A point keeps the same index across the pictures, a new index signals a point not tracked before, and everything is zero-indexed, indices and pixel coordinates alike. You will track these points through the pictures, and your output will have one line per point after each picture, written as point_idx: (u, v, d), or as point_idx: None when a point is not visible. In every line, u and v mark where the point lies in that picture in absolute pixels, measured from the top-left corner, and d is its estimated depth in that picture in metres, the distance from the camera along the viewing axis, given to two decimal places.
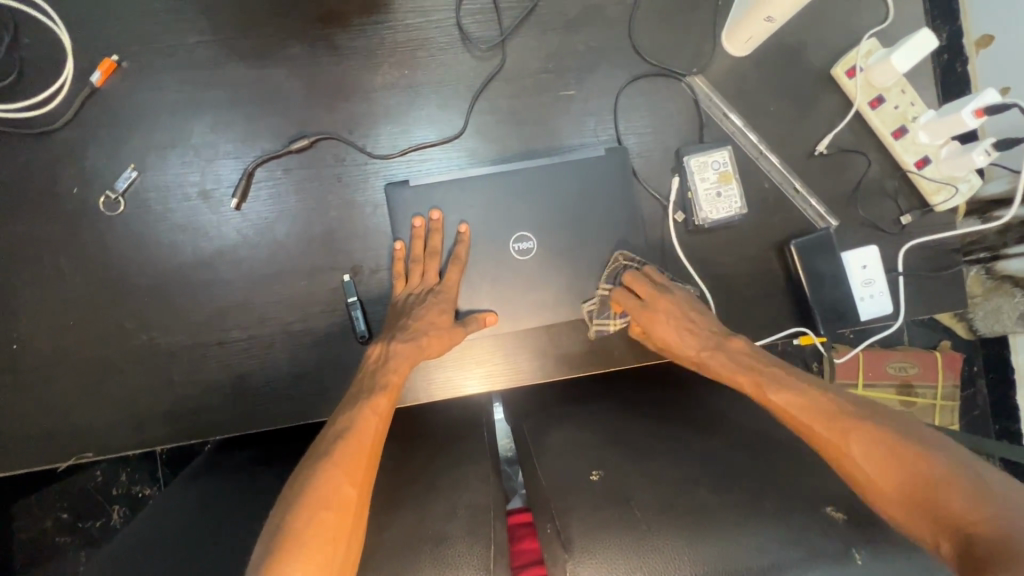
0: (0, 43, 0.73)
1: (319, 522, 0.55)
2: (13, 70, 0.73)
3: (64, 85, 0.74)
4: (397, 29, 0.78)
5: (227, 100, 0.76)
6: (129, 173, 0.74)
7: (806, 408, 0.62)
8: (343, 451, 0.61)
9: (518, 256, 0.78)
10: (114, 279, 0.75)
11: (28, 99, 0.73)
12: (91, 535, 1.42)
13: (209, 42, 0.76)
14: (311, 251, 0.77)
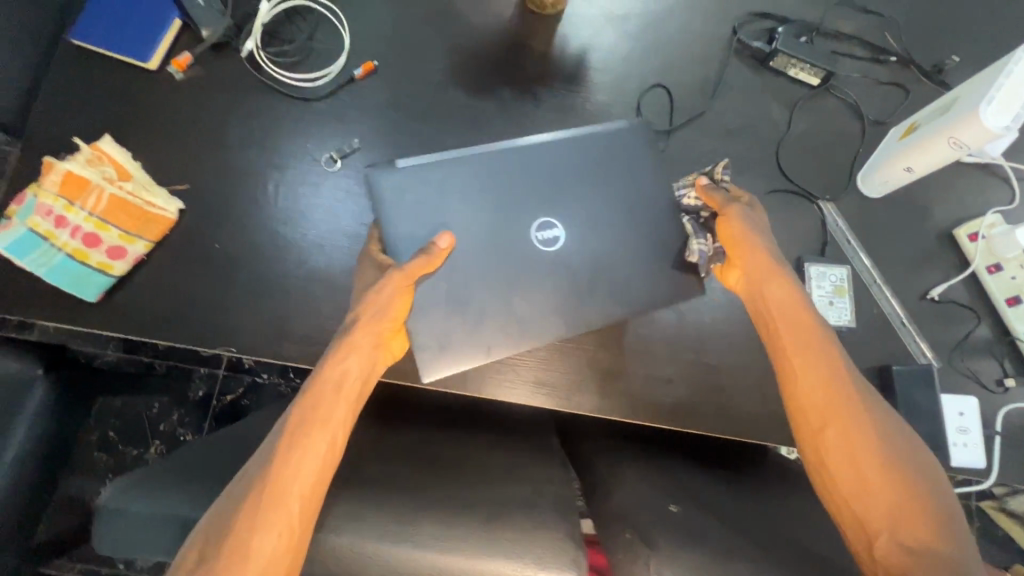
0: (302, 33, 0.96)
1: (276, 471, 0.56)
2: (302, 52, 0.96)
3: (332, 73, 0.95)
4: (589, 100, 0.97)
5: (444, 113, 0.95)
6: (354, 145, 0.93)
7: (827, 386, 0.66)
8: (310, 413, 0.62)
9: (546, 244, 0.80)
10: (310, 219, 0.90)
11: (303, 74, 0.95)
12: (122, 461, 1.54)
13: (444, 71, 0.97)
14: None
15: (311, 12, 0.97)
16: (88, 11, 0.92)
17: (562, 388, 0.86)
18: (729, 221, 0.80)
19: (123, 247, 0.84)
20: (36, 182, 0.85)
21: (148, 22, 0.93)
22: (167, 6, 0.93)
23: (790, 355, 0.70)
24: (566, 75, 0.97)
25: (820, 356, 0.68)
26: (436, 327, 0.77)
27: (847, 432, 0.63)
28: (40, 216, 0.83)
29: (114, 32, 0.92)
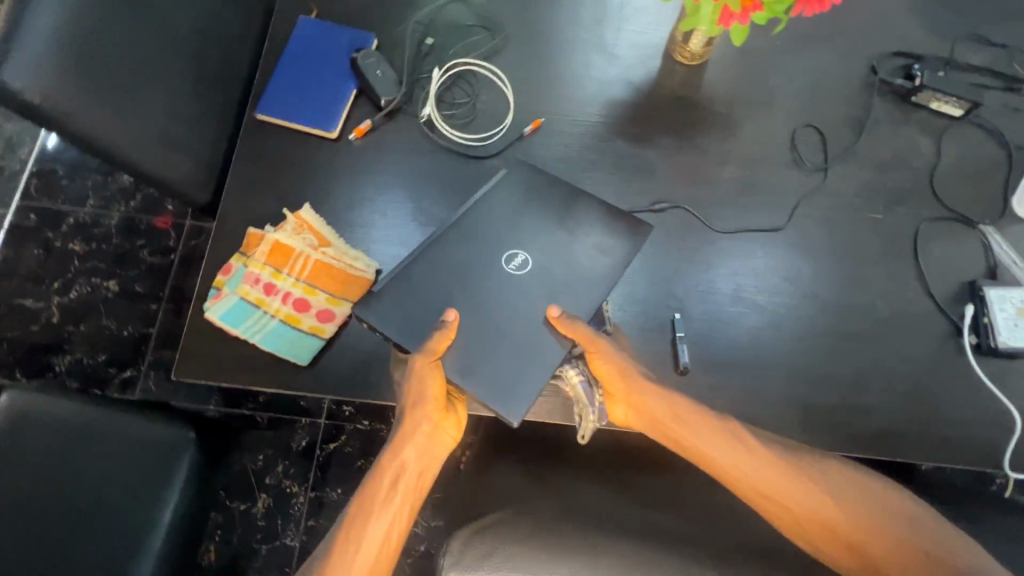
0: (467, 94, 1.01)
1: (358, 563, 0.71)
2: (469, 113, 1.00)
3: (503, 130, 1.00)
4: (744, 144, 1.01)
5: (610, 163, 0.99)
6: None
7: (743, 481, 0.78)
8: (381, 508, 0.75)
9: (520, 268, 0.83)
10: None
11: (475, 133, 0.99)
12: (232, 516, 1.65)
13: (604, 124, 1.02)
14: (651, 288, 0.93)
15: (471, 74, 1.02)
16: (270, 88, 0.98)
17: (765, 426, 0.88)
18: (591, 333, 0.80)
19: (331, 309, 0.86)
20: (242, 252, 0.89)
21: (328, 94, 0.98)
22: (345, 81, 0.98)
23: (746, 460, 0.77)
24: (719, 121, 1.02)
25: (703, 426, 0.79)
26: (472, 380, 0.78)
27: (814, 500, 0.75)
28: (250, 284, 0.87)
29: (297, 107, 0.97)
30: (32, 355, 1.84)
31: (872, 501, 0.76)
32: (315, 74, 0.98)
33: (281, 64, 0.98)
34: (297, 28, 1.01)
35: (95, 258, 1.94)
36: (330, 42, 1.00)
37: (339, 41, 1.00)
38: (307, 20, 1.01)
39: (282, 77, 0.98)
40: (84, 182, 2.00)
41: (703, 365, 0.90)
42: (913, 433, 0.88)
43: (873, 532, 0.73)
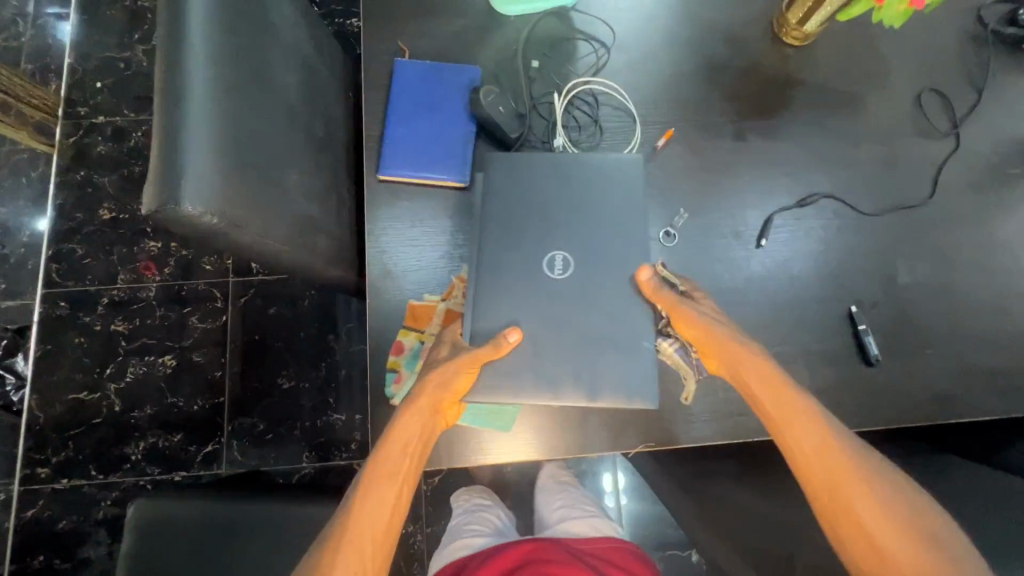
0: (590, 115, 0.96)
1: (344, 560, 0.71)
2: (597, 134, 0.96)
3: (635, 147, 0.96)
4: (873, 118, 0.99)
5: (747, 162, 0.97)
6: (682, 214, 0.94)
7: (801, 458, 0.73)
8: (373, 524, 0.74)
9: (567, 268, 0.81)
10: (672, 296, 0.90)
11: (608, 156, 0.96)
12: None
13: (731, 122, 0.98)
14: (821, 285, 0.92)
15: (587, 93, 0.97)
16: (386, 144, 0.91)
17: (958, 400, 0.89)
18: (675, 298, 0.79)
19: None
20: (408, 328, 0.85)
21: (452, 139, 0.91)
22: (464, 122, 0.92)
23: (813, 453, 0.72)
24: (843, 100, 1.00)
25: (802, 425, 0.73)
26: (569, 391, 0.77)
27: (872, 512, 0.68)
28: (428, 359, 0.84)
29: (420, 158, 0.90)
30: (104, 449, 1.75)
31: (898, 488, 0.69)
32: (429, 121, 0.92)
33: (390, 117, 0.92)
34: (394, 76, 0.95)
35: (143, 335, 1.83)
36: (440, 85, 0.94)
37: (446, 82, 0.94)
38: (404, 64, 0.94)
39: (395, 130, 0.91)
40: (108, 257, 1.87)
41: (888, 352, 0.90)
42: None
43: (902, 552, 0.65)
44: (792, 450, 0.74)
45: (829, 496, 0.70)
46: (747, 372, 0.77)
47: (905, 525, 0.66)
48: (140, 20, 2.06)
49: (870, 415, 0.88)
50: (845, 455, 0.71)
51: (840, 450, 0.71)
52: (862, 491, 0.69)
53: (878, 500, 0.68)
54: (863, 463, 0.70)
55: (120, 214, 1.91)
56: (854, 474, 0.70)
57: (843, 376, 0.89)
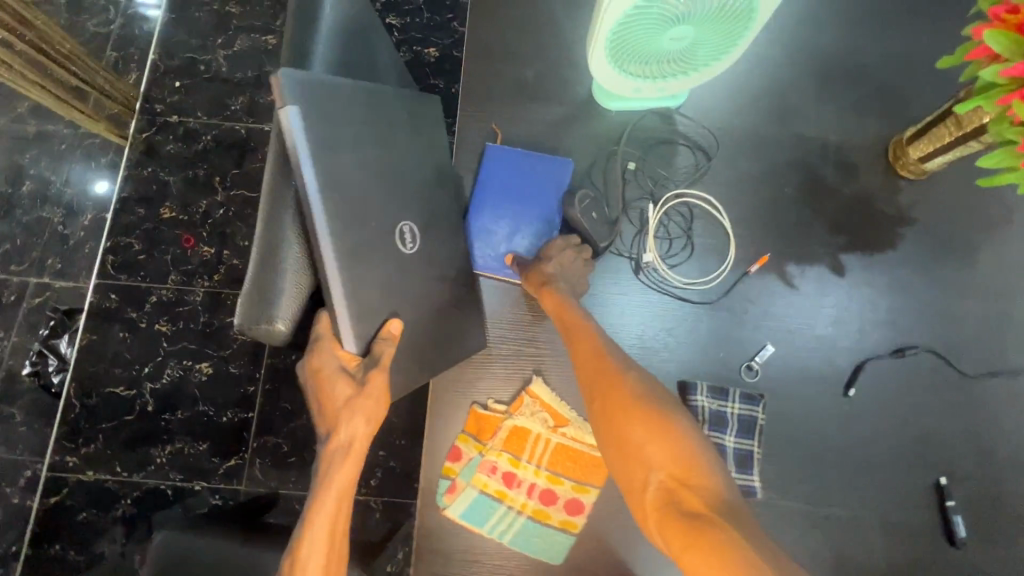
0: (680, 229, 0.93)
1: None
2: (684, 250, 0.92)
3: (728, 268, 0.91)
4: (985, 270, 0.92)
5: (843, 300, 0.91)
6: (767, 349, 0.88)
7: (608, 394, 0.68)
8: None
9: (407, 244, 0.72)
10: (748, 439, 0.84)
11: (694, 275, 0.92)
12: None
13: (830, 254, 0.93)
14: (910, 448, 0.85)
15: (679, 205, 0.94)
16: (472, 234, 0.88)
17: None
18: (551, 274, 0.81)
19: (579, 498, 0.79)
20: (469, 435, 0.81)
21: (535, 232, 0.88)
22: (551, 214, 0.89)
23: (595, 373, 0.71)
24: (954, 245, 0.93)
25: (576, 326, 0.77)
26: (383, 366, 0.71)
27: (637, 398, 0.66)
28: (486, 474, 0.79)
29: (502, 250, 0.88)
30: (133, 447, 1.71)
31: (689, 425, 0.65)
32: (515, 213, 0.89)
33: (478, 205, 0.88)
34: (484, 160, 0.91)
35: (185, 339, 1.77)
36: (529, 169, 0.89)
37: (537, 168, 0.89)
38: (495, 149, 0.90)
39: (481, 220, 0.88)
40: (162, 256, 1.81)
41: (980, 537, 0.82)
42: None
43: (648, 447, 0.63)
44: (601, 381, 0.70)
45: (618, 444, 0.65)
46: (583, 336, 0.76)
47: (687, 446, 0.62)
48: (225, 26, 1.94)
49: None
50: (629, 387, 0.68)
51: (623, 386, 0.68)
52: (632, 407, 0.65)
53: (653, 414, 0.65)
54: (647, 394, 0.67)
55: (180, 215, 1.82)
56: (643, 395, 0.67)
57: (923, 555, 0.82)
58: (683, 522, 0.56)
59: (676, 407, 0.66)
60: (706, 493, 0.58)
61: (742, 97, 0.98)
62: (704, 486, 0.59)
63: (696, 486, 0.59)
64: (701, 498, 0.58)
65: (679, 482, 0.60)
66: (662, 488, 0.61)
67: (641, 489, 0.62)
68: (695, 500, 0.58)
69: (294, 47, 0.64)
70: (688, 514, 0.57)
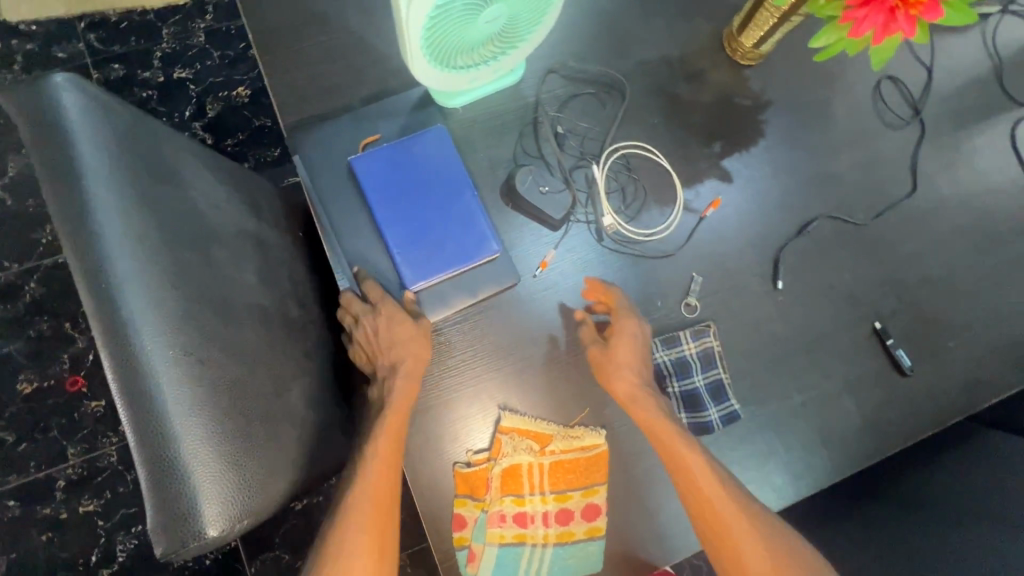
0: (629, 183, 0.91)
1: (371, 497, 0.73)
2: (641, 203, 0.90)
3: (679, 210, 0.91)
4: (841, 123, 0.98)
5: (741, 203, 0.93)
6: (696, 279, 0.89)
7: (712, 508, 0.74)
8: (374, 479, 0.73)
9: None
10: (713, 369, 0.86)
11: (656, 224, 0.90)
12: None
13: (714, 165, 0.94)
14: (842, 310, 0.92)
15: (620, 163, 0.91)
16: (400, 260, 0.80)
17: (988, 381, 0.92)
18: (632, 391, 0.78)
19: (592, 501, 0.78)
20: (465, 497, 0.77)
21: (464, 235, 0.81)
22: (472, 191, 0.82)
23: (690, 476, 0.75)
24: (810, 112, 0.98)
25: (662, 427, 0.77)
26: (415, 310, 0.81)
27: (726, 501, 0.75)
28: (499, 526, 0.76)
29: (451, 251, 0.81)
30: None
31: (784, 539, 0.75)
32: (444, 211, 0.81)
33: (394, 224, 0.80)
34: (358, 175, 0.82)
35: (122, 505, 1.51)
36: (425, 166, 0.82)
37: (430, 154, 0.83)
38: (366, 158, 0.81)
39: (403, 243, 0.80)
40: (49, 436, 1.52)
41: (919, 357, 0.91)
42: None
43: (757, 557, 0.73)
44: (697, 494, 0.75)
45: (733, 553, 0.74)
46: (676, 443, 0.76)
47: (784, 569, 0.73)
48: None
49: (920, 425, 0.90)
50: (736, 510, 0.74)
51: (733, 507, 0.75)
52: (740, 531, 0.74)
53: (750, 530, 0.74)
54: (750, 526, 0.74)
55: (44, 382, 1.54)
56: (745, 520, 0.74)
57: (887, 395, 0.90)
58: None
59: (772, 525, 0.75)
60: None
61: (573, 46, 0.95)
62: None
63: None
64: None
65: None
66: None
67: None
68: None
69: (64, 210, 0.51)
70: None
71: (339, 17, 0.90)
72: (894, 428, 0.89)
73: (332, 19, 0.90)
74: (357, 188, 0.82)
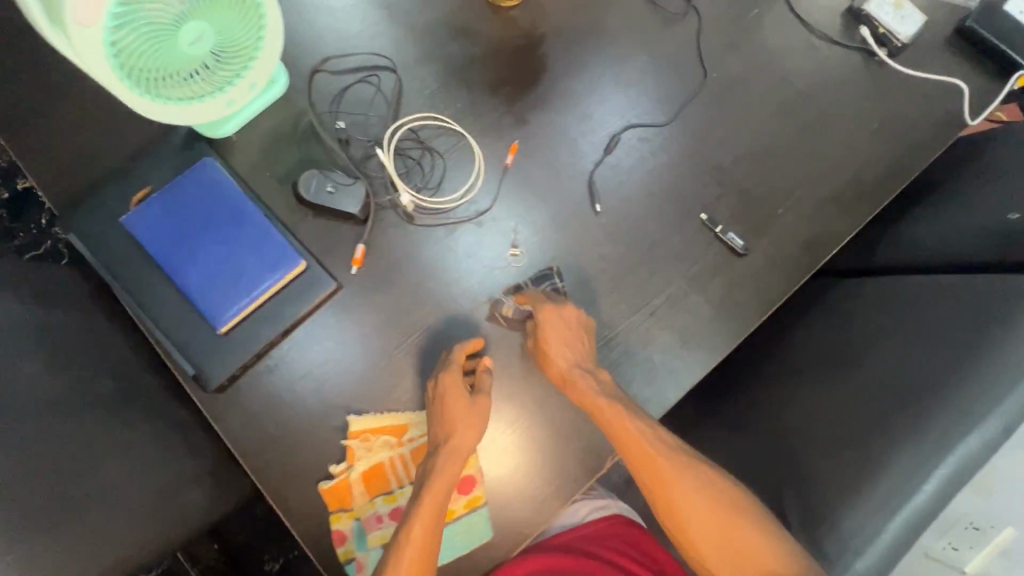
0: (425, 155, 0.90)
1: (429, 503, 0.70)
2: (444, 171, 0.90)
3: (482, 167, 0.90)
4: (620, 34, 0.98)
5: (543, 140, 0.93)
6: (515, 228, 0.89)
7: (668, 478, 0.74)
8: (430, 492, 0.71)
9: None
10: None
11: (462, 187, 0.89)
12: None
13: (504, 112, 0.93)
14: (666, 214, 0.92)
15: (413, 137, 0.90)
16: (199, 303, 0.78)
17: (822, 235, 0.93)
18: (566, 370, 0.78)
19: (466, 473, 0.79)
20: (338, 512, 0.75)
21: (260, 258, 0.79)
22: (257, 213, 0.80)
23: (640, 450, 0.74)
24: (586, 34, 0.98)
25: (630, 438, 0.74)
26: (234, 348, 0.79)
27: (698, 505, 0.72)
28: (378, 527, 0.76)
29: (252, 278, 0.79)
30: None
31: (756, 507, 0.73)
32: (233, 242, 0.79)
33: (186, 271, 0.78)
34: (136, 233, 0.79)
35: None
36: (201, 204, 0.80)
37: (202, 189, 0.80)
38: (138, 215, 0.78)
39: (200, 286, 0.78)
40: None
41: (752, 234, 0.92)
42: (911, 152, 0.97)
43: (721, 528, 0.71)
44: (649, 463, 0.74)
45: (704, 530, 0.72)
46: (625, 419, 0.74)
47: (768, 538, 0.70)
48: None
49: (771, 297, 0.90)
50: (703, 482, 0.73)
51: (699, 480, 0.73)
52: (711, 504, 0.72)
53: (729, 506, 0.72)
54: (722, 496, 0.73)
55: None
56: (716, 492, 0.73)
57: (731, 280, 0.90)
58: None
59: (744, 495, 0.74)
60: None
61: (332, 40, 0.93)
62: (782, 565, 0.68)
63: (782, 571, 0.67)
64: None
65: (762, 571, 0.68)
66: None
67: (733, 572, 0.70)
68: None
69: None
70: None
71: (81, 80, 0.87)
72: (747, 309, 0.90)
73: (74, 86, 0.86)
74: (140, 247, 0.79)
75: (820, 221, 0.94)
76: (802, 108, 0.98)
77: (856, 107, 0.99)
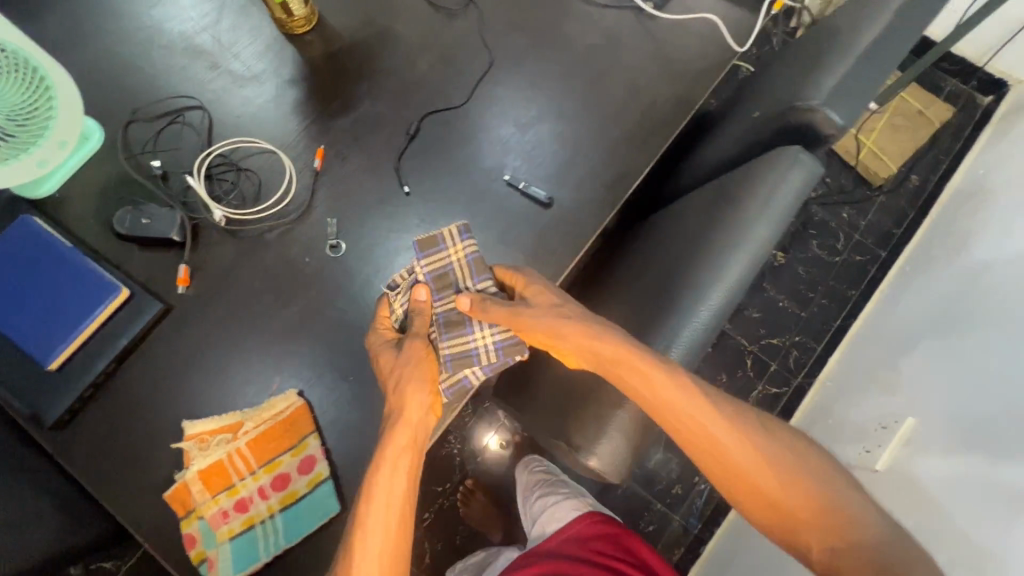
0: (237, 174, 0.97)
1: (387, 482, 0.71)
2: (257, 185, 0.97)
3: (292, 175, 0.97)
4: (409, 36, 1.08)
5: (349, 140, 1.01)
6: (331, 221, 0.95)
7: (705, 431, 0.71)
8: (393, 480, 0.71)
9: None
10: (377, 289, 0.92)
11: (276, 196, 0.96)
12: None
13: (311, 123, 1.01)
14: (473, 183, 0.99)
15: (224, 161, 0.97)
16: (25, 346, 0.82)
17: (621, 172, 1.01)
18: (544, 330, 0.75)
19: (304, 456, 0.83)
20: (187, 515, 0.80)
21: (80, 294, 0.85)
22: (72, 254, 0.86)
23: (677, 401, 0.70)
24: (379, 41, 1.07)
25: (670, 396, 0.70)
26: (68, 382, 0.83)
27: (738, 455, 0.70)
28: (224, 523, 0.80)
29: (75, 313, 0.84)
30: None
31: (786, 444, 0.72)
32: (52, 283, 0.84)
33: (9, 319, 0.82)
34: None
35: None
36: (16, 254, 0.85)
37: (16, 241, 0.86)
38: None
39: (24, 330, 0.82)
40: None
41: (554, 184, 1.00)
42: (690, 85, 1.06)
43: (751, 465, 0.70)
44: (684, 420, 0.71)
45: (735, 471, 0.70)
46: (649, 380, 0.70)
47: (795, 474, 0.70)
48: None
49: (582, 236, 0.97)
50: (734, 427, 0.71)
51: (729, 426, 0.71)
52: (736, 444, 0.70)
53: (759, 445, 0.71)
54: (752, 437, 0.71)
55: None
56: (745, 435, 0.71)
57: (541, 228, 0.97)
58: (804, 550, 0.69)
59: (773, 429, 0.73)
60: (827, 528, 0.67)
61: (142, 92, 1.01)
62: (812, 505, 0.69)
63: (812, 512, 0.68)
64: (822, 528, 0.68)
65: (794, 515, 0.69)
66: (785, 524, 0.69)
67: (766, 507, 0.70)
68: (812, 525, 0.68)
69: None
70: (805, 546, 0.68)
71: None
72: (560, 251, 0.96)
73: None
74: None
75: (617, 160, 1.01)
76: (586, 67, 1.08)
77: (634, 57, 1.09)
